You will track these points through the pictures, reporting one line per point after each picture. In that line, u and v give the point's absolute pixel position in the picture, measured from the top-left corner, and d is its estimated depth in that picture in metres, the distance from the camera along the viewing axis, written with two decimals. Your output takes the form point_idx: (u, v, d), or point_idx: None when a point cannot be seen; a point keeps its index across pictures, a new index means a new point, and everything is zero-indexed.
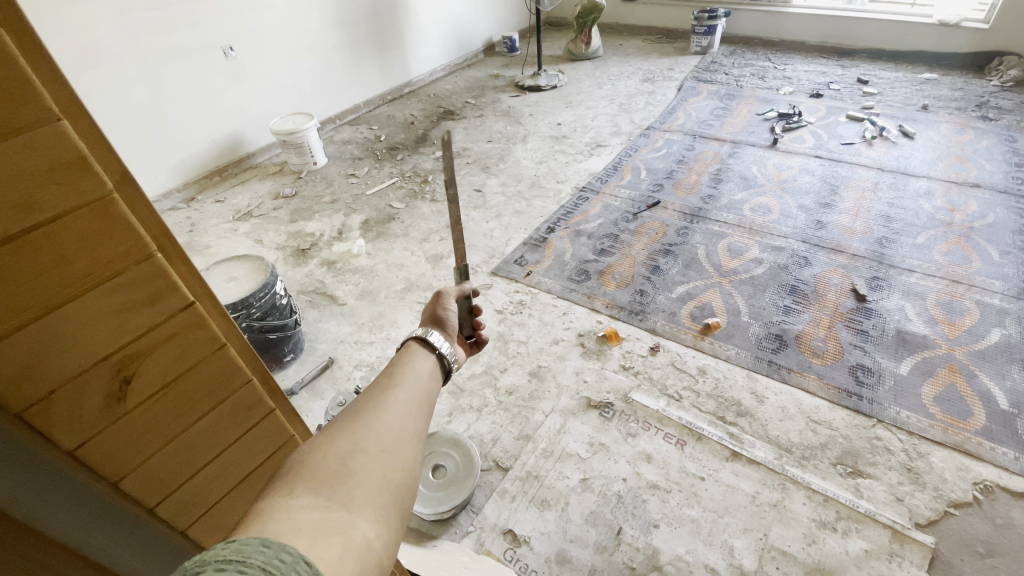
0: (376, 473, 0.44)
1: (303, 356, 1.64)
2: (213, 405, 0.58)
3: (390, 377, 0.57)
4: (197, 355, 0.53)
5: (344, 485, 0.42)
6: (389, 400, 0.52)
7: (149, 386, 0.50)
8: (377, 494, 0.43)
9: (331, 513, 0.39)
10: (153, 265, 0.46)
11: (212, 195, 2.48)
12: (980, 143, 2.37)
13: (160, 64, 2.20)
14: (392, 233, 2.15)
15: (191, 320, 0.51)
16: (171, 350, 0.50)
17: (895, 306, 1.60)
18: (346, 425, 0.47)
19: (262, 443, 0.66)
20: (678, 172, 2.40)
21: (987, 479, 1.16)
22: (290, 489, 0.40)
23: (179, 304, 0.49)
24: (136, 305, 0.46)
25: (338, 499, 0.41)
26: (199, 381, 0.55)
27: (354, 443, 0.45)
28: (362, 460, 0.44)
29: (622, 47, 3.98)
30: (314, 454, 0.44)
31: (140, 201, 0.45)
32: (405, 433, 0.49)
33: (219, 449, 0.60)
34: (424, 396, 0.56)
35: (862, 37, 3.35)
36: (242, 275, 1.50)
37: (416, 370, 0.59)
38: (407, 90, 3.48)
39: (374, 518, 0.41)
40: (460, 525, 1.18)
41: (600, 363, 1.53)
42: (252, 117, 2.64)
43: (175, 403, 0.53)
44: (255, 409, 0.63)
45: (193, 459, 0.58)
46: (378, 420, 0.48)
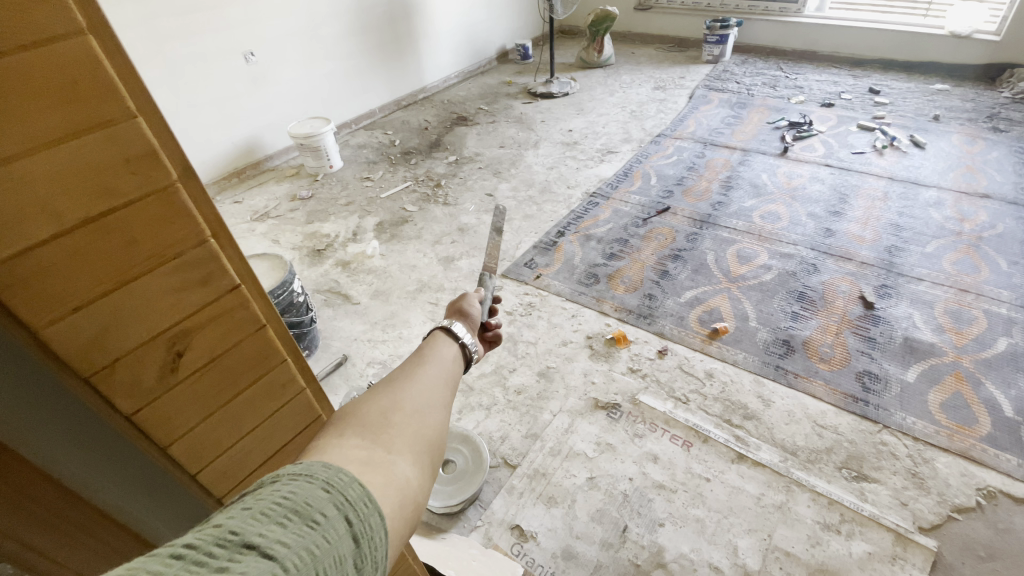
0: (413, 427, 0.51)
1: (318, 353, 1.68)
2: (252, 382, 0.61)
3: (419, 357, 0.63)
4: (240, 334, 0.57)
5: (386, 432, 0.48)
6: (420, 375, 0.59)
7: (197, 360, 0.54)
8: (413, 444, 0.49)
9: (376, 452, 0.45)
10: (207, 250, 0.50)
11: (231, 196, 2.55)
12: (991, 153, 2.37)
13: (184, 69, 2.27)
14: (405, 235, 2.20)
15: (236, 301, 0.55)
16: (217, 329, 0.54)
17: (903, 314, 1.61)
18: (385, 390, 0.55)
19: (292, 422, 0.70)
20: (688, 179, 2.42)
21: (991, 485, 1.17)
22: (341, 433, 0.47)
23: (226, 287, 0.53)
24: (191, 286, 0.50)
25: (382, 442, 0.47)
26: (240, 359, 0.59)
27: (392, 402, 0.53)
28: (401, 416, 0.51)
29: (634, 56, 4.02)
30: (359, 409, 0.51)
31: (200, 191, 0.49)
32: (434, 402, 0.56)
33: (256, 424, 0.65)
34: (449, 376, 0.62)
35: (874, 48, 3.37)
36: (261, 273, 1.55)
37: (441, 352, 0.66)
38: (422, 96, 3.55)
39: (412, 463, 0.47)
40: (469, 519, 1.21)
41: (608, 364, 1.55)
42: (271, 121, 2.71)
43: (219, 379, 0.57)
44: (288, 388, 0.67)
45: (232, 433, 0.62)
46: (411, 389, 0.55)
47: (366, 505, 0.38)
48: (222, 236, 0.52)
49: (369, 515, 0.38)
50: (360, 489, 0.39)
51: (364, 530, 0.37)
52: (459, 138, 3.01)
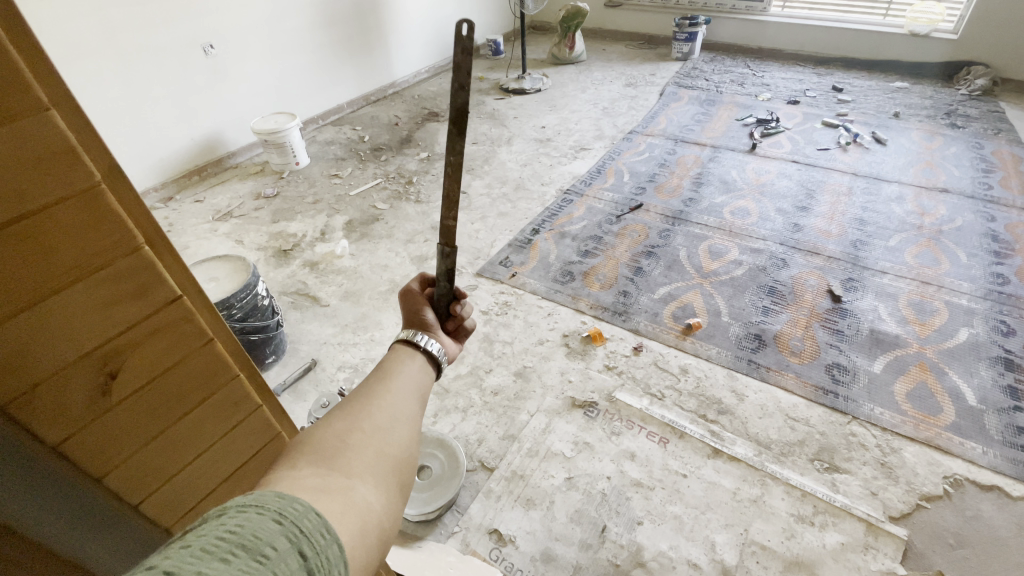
0: (374, 446, 0.48)
1: (285, 358, 1.61)
2: (201, 398, 0.63)
3: (382, 371, 0.60)
4: (184, 348, 0.58)
5: (343, 457, 0.46)
6: (383, 391, 0.56)
7: (135, 379, 0.54)
8: (375, 466, 0.47)
9: (331, 479, 0.43)
10: (141, 258, 0.50)
11: (191, 194, 2.44)
12: (949, 149, 2.45)
13: (137, 62, 2.16)
14: (376, 234, 2.14)
15: (178, 313, 0.56)
16: (158, 344, 0.55)
17: (868, 307, 1.65)
18: (344, 409, 0.52)
19: (249, 439, 0.72)
20: (660, 176, 2.43)
21: (956, 473, 1.20)
22: (294, 463, 0.44)
23: (167, 298, 0.54)
24: (123, 299, 0.50)
25: (338, 467, 0.44)
26: (185, 375, 0.60)
27: (352, 423, 0.50)
28: (360, 437, 0.49)
29: (605, 53, 4.03)
30: (314, 434, 0.48)
31: (127, 194, 0.49)
32: (399, 418, 0.53)
33: (205, 443, 0.66)
34: (415, 388, 0.59)
35: (837, 47, 3.46)
36: (223, 276, 1.47)
37: (405, 363, 0.62)
38: (391, 91, 3.47)
39: (374, 486, 0.45)
40: (446, 525, 1.17)
41: (585, 362, 1.54)
42: (234, 116, 2.60)
43: (163, 397, 0.58)
44: (241, 405, 0.69)
45: (180, 452, 0.63)
46: (373, 407, 0.52)
47: (323, 538, 0.36)
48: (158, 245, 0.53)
49: (326, 547, 0.36)
50: (315, 519, 0.37)
51: (320, 564, 0.35)
52: (430, 134, 2.95)
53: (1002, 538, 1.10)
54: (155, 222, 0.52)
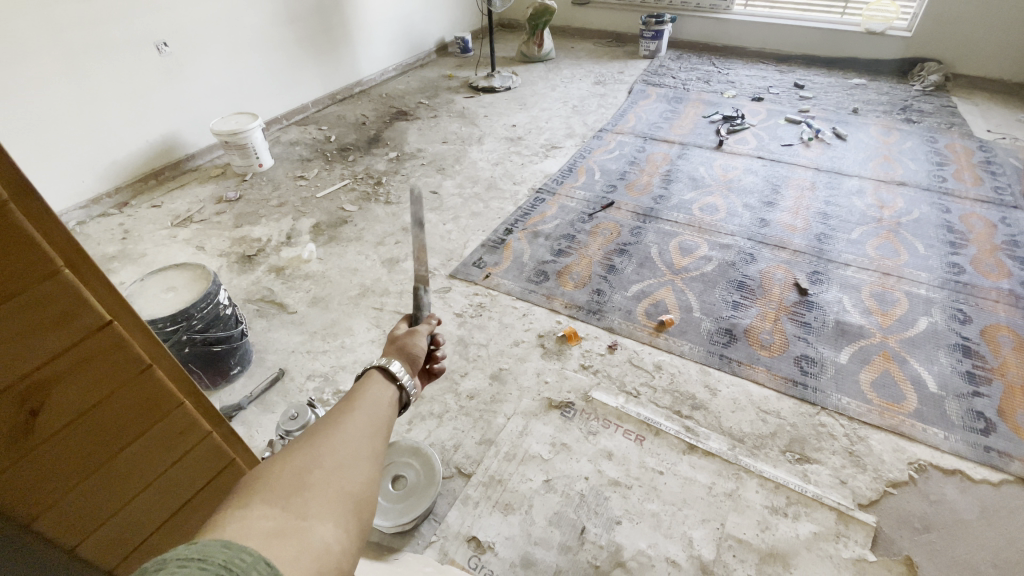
0: (334, 481, 0.48)
1: (251, 369, 1.55)
2: (144, 428, 0.66)
3: (350, 397, 0.59)
4: (122, 375, 0.62)
5: (301, 496, 0.46)
6: (348, 418, 0.55)
7: (62, 413, 0.57)
8: (335, 503, 0.47)
9: (284, 524, 0.43)
10: (61, 282, 0.53)
11: (147, 200, 2.33)
12: (905, 144, 2.54)
13: (90, 66, 2.06)
14: (345, 237, 2.09)
15: (111, 338, 0.60)
16: (93, 372, 0.58)
17: (833, 299, 1.69)
18: (304, 439, 0.51)
19: (200, 468, 0.76)
20: (630, 173, 2.45)
21: (920, 458, 1.24)
22: (246, 503, 0.44)
23: (97, 324, 0.58)
24: (46, 326, 0.53)
25: (295, 509, 0.44)
26: (126, 402, 0.63)
27: (312, 457, 0.49)
28: (320, 473, 0.48)
29: (574, 50, 4.04)
30: (271, 471, 0.48)
31: (48, 221, 0.53)
32: (364, 447, 0.53)
33: (153, 474, 0.69)
34: (384, 415, 0.59)
35: (798, 45, 3.55)
36: (181, 285, 1.40)
37: (374, 390, 0.61)
38: (358, 90, 3.40)
39: (333, 526, 0.45)
40: (423, 535, 1.15)
41: (561, 362, 1.53)
42: (192, 117, 2.50)
43: (103, 428, 0.61)
44: (190, 432, 0.73)
45: (126, 484, 0.66)
46: (334, 438, 0.52)
47: None
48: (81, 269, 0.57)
49: None
50: (264, 570, 0.36)
51: None
52: (399, 133, 2.90)
53: (966, 520, 1.13)
54: (80, 250, 0.56)
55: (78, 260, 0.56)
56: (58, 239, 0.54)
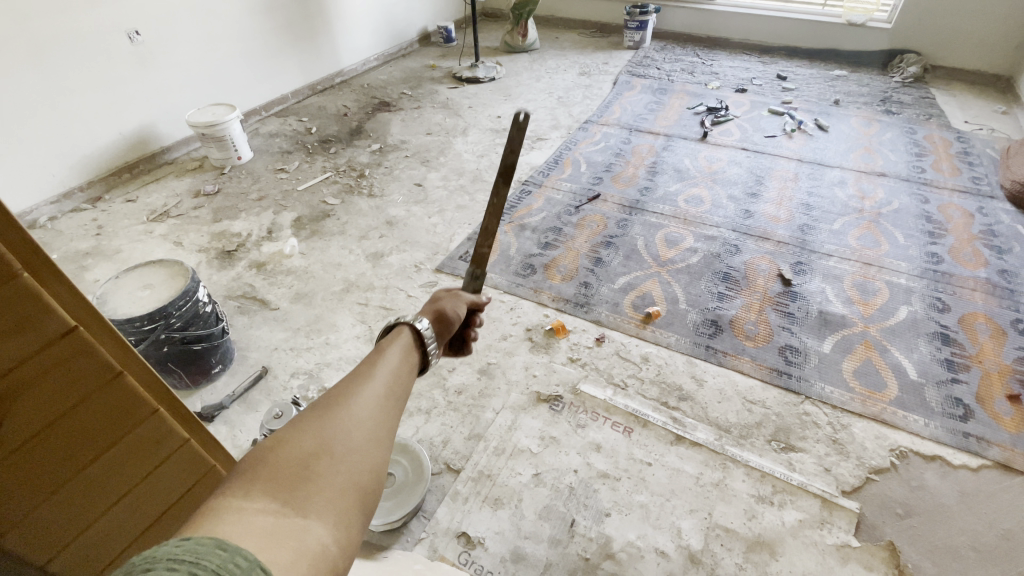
0: (339, 475, 0.47)
1: (233, 367, 1.52)
2: (116, 439, 0.64)
3: (363, 369, 0.58)
4: (90, 384, 0.60)
5: (303, 489, 0.44)
6: (359, 395, 0.54)
7: (27, 426, 0.55)
8: (338, 501, 0.46)
9: (284, 519, 0.41)
10: (20, 287, 0.51)
11: (122, 194, 2.26)
12: (885, 134, 2.58)
13: (58, 55, 1.97)
14: (327, 231, 2.05)
15: (77, 345, 0.57)
16: (59, 382, 0.56)
17: (816, 289, 1.71)
18: (312, 419, 0.50)
19: (180, 476, 0.75)
20: (616, 165, 2.44)
21: (901, 445, 1.27)
22: (246, 490, 0.43)
23: (62, 330, 0.56)
24: (5, 334, 0.51)
25: (298, 504, 0.43)
26: (96, 411, 0.61)
27: (319, 443, 0.48)
28: (325, 463, 0.47)
29: (558, 41, 4.01)
30: (276, 453, 0.46)
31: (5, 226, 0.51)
32: (372, 435, 0.52)
33: (128, 485, 0.68)
34: (396, 393, 0.58)
35: (780, 36, 3.57)
36: (158, 282, 1.35)
37: (388, 367, 0.60)
38: (338, 80, 3.33)
39: (332, 525, 0.44)
40: (412, 532, 1.14)
41: (549, 356, 1.53)
42: (167, 108, 2.42)
43: (72, 439, 0.59)
44: (167, 440, 0.71)
45: (99, 496, 0.64)
46: (344, 420, 0.51)
47: None
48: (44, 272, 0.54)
49: None
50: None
51: None
52: (382, 125, 2.85)
53: (945, 505, 1.16)
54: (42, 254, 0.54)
55: (39, 265, 0.54)
56: (16, 244, 0.52)
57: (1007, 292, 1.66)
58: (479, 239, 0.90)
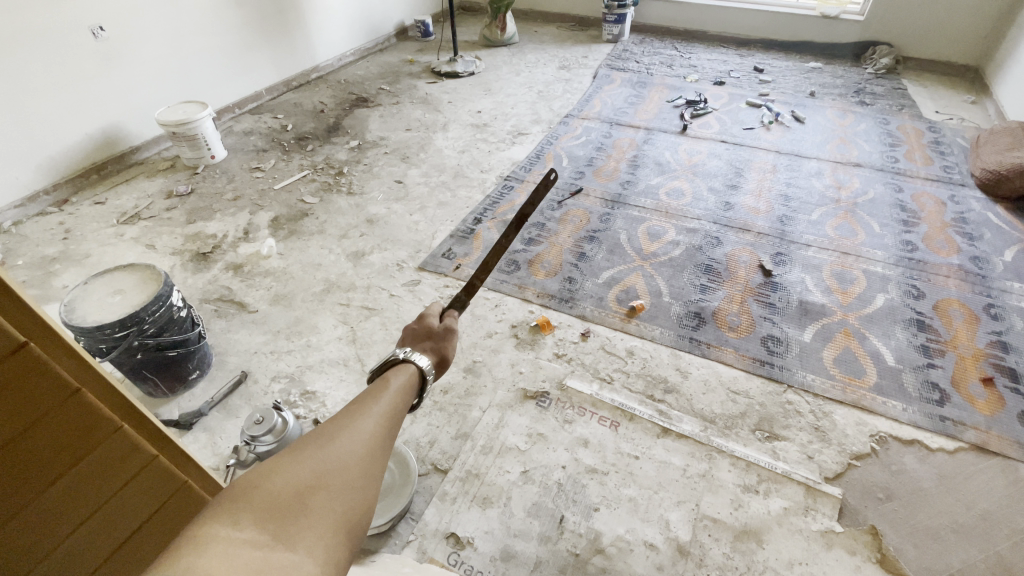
0: (331, 511, 0.48)
1: (212, 373, 1.48)
2: (78, 457, 0.62)
3: (358, 406, 0.60)
4: (45, 402, 0.58)
5: (294, 522, 0.45)
6: (355, 430, 0.56)
7: None
8: (328, 535, 0.46)
9: (273, 552, 0.42)
10: None
11: (90, 196, 2.18)
12: (859, 125, 2.62)
13: (19, 53, 1.89)
14: (306, 231, 2.01)
15: (29, 362, 0.56)
16: (10, 400, 0.55)
17: (796, 279, 1.73)
18: (307, 450, 0.51)
19: (149, 493, 0.72)
20: (597, 159, 2.44)
21: (881, 430, 1.29)
22: (236, 518, 0.43)
23: (10, 347, 0.54)
24: None
25: (287, 537, 0.44)
26: (52, 432, 0.59)
27: (314, 476, 0.49)
28: (319, 497, 0.48)
29: (537, 34, 3.99)
30: (269, 481, 0.47)
31: None
32: (365, 469, 0.53)
33: (94, 504, 0.65)
34: (388, 429, 0.60)
35: (756, 28, 3.60)
36: (129, 287, 1.30)
37: (382, 402, 0.62)
38: (314, 76, 3.26)
39: (320, 560, 0.44)
40: (400, 535, 1.12)
41: (535, 352, 1.52)
42: (135, 106, 2.34)
43: (27, 461, 0.57)
44: (132, 457, 0.68)
45: (63, 516, 0.62)
46: (339, 454, 0.52)
47: None
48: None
49: None
50: None
51: None
52: (360, 121, 2.80)
53: (923, 488, 1.19)
54: None
55: None
56: None
57: (979, 278, 1.70)
58: (479, 272, 1.02)
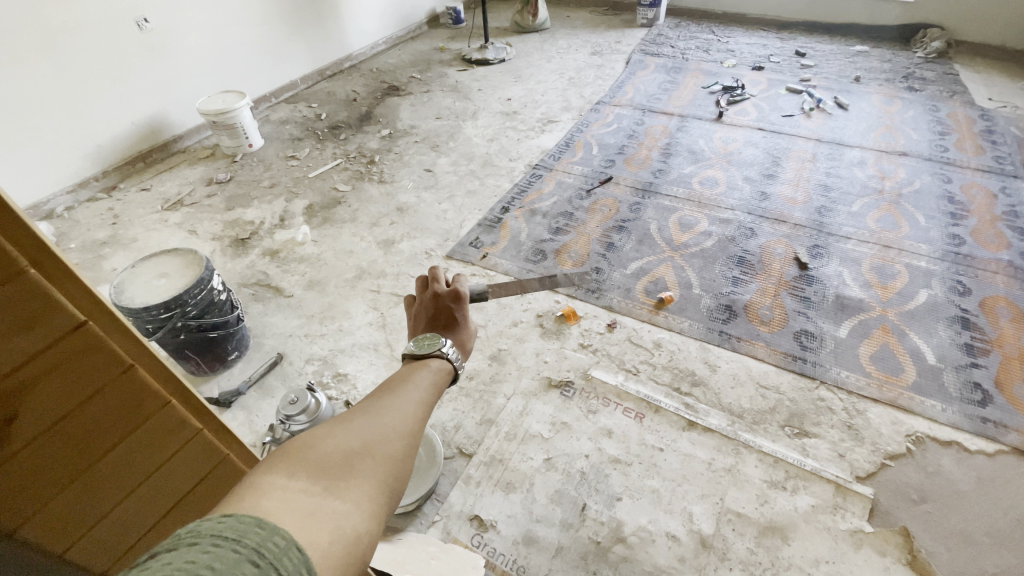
0: (377, 474, 0.50)
1: (249, 354, 1.55)
2: (130, 429, 0.64)
3: (400, 389, 0.63)
4: (99, 378, 0.59)
5: (342, 478, 0.47)
6: (398, 409, 0.58)
7: (43, 419, 0.54)
8: (374, 495, 0.48)
9: (325, 501, 0.44)
10: (32, 285, 0.51)
11: (136, 182, 2.29)
12: (907, 112, 2.49)
13: (68, 45, 1.98)
14: (338, 218, 2.05)
15: (86, 341, 0.57)
16: (67, 377, 0.55)
17: (833, 273, 1.68)
18: (356, 423, 0.54)
19: (192, 464, 0.74)
20: (629, 147, 2.40)
21: (918, 431, 1.25)
22: (291, 471, 0.45)
23: (71, 326, 0.55)
24: (17, 330, 0.50)
25: (337, 490, 0.45)
26: (107, 404, 0.61)
27: (358, 444, 0.51)
28: (366, 462, 0.50)
29: (570, 19, 3.92)
30: (322, 445, 0.50)
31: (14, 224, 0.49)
32: (408, 443, 0.55)
33: (143, 473, 0.67)
34: (427, 411, 0.62)
35: (799, 10, 3.45)
36: (173, 270, 1.36)
37: (420, 388, 0.65)
38: (347, 64, 3.31)
39: (367, 515, 0.45)
40: (426, 515, 1.16)
41: (560, 342, 1.53)
42: (178, 96, 2.43)
43: (83, 434, 0.59)
44: (177, 430, 0.70)
45: (115, 485, 0.64)
46: (383, 426, 0.55)
47: None
48: (52, 269, 0.53)
49: None
50: (297, 558, 0.37)
51: None
52: (391, 110, 2.82)
53: (960, 490, 1.15)
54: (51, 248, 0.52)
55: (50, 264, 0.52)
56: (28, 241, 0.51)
57: None
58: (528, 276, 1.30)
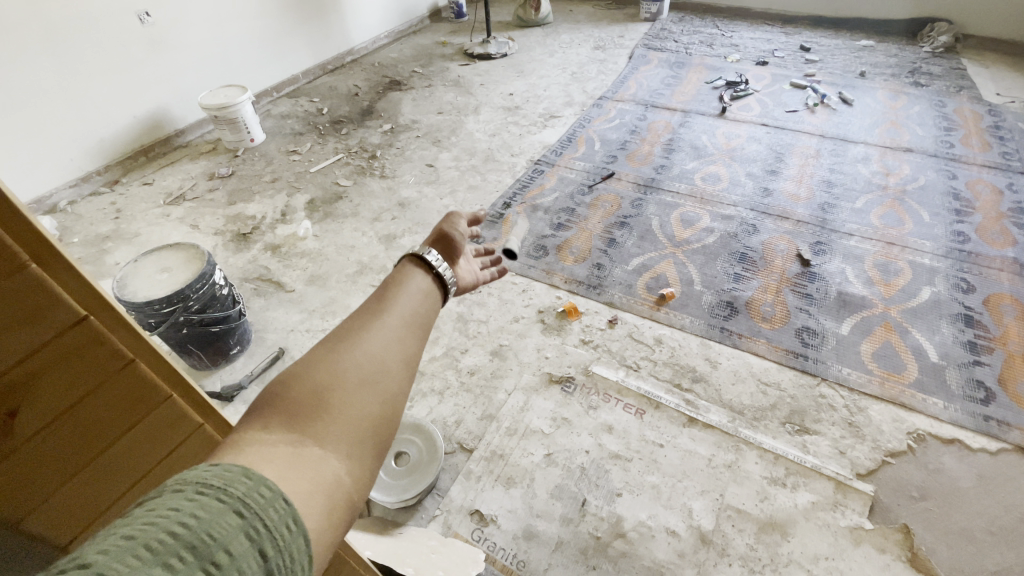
0: (353, 406, 0.49)
1: (251, 348, 1.55)
2: (130, 425, 0.58)
3: (371, 312, 0.60)
4: (99, 373, 0.53)
5: (317, 419, 0.46)
6: (369, 334, 0.56)
7: (41, 416, 0.49)
8: (353, 431, 0.47)
9: (301, 448, 0.43)
10: (29, 276, 0.45)
11: (138, 177, 2.29)
12: (912, 108, 2.47)
13: (68, 39, 1.97)
14: (340, 213, 2.05)
15: (87, 336, 0.51)
16: (65, 373, 0.50)
17: (836, 270, 1.67)
18: (326, 357, 0.52)
19: (195, 459, 0.68)
20: (631, 143, 2.39)
21: (920, 428, 1.25)
22: (263, 423, 0.44)
23: (71, 320, 0.49)
24: (15, 325, 0.45)
25: (312, 434, 0.44)
26: (108, 399, 0.55)
27: (330, 377, 0.50)
28: (339, 395, 0.49)
29: (573, 14, 3.90)
30: (292, 387, 0.48)
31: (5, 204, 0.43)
32: (384, 366, 0.54)
33: (145, 469, 0.61)
34: (403, 329, 0.60)
35: (804, 4, 3.42)
36: (175, 265, 1.36)
37: (394, 307, 0.62)
38: (349, 58, 3.29)
39: (347, 454, 0.45)
40: (426, 509, 1.16)
41: (561, 338, 1.53)
42: (180, 90, 2.43)
43: (80, 430, 0.53)
44: (180, 425, 0.64)
45: (114, 481, 0.58)
46: (355, 355, 0.53)
47: (288, 532, 0.35)
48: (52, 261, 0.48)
49: (290, 542, 0.35)
50: (283, 508, 0.36)
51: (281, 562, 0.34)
52: (393, 105, 2.82)
53: (961, 487, 1.15)
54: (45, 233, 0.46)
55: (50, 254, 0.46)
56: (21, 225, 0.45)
57: None
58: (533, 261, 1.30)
